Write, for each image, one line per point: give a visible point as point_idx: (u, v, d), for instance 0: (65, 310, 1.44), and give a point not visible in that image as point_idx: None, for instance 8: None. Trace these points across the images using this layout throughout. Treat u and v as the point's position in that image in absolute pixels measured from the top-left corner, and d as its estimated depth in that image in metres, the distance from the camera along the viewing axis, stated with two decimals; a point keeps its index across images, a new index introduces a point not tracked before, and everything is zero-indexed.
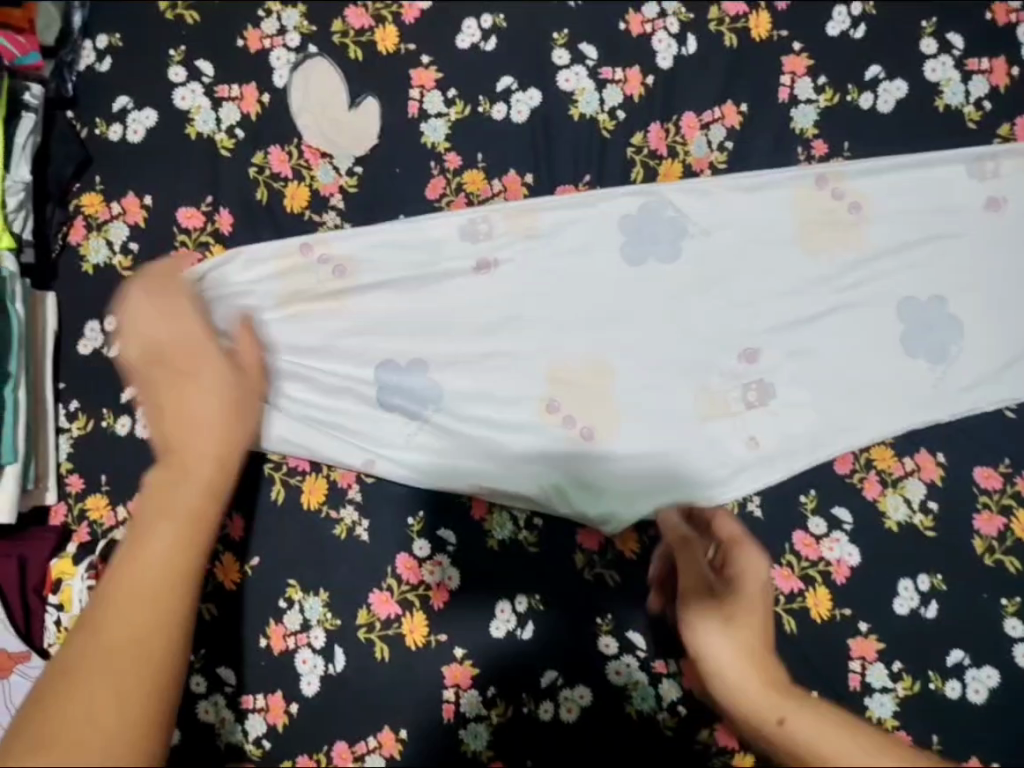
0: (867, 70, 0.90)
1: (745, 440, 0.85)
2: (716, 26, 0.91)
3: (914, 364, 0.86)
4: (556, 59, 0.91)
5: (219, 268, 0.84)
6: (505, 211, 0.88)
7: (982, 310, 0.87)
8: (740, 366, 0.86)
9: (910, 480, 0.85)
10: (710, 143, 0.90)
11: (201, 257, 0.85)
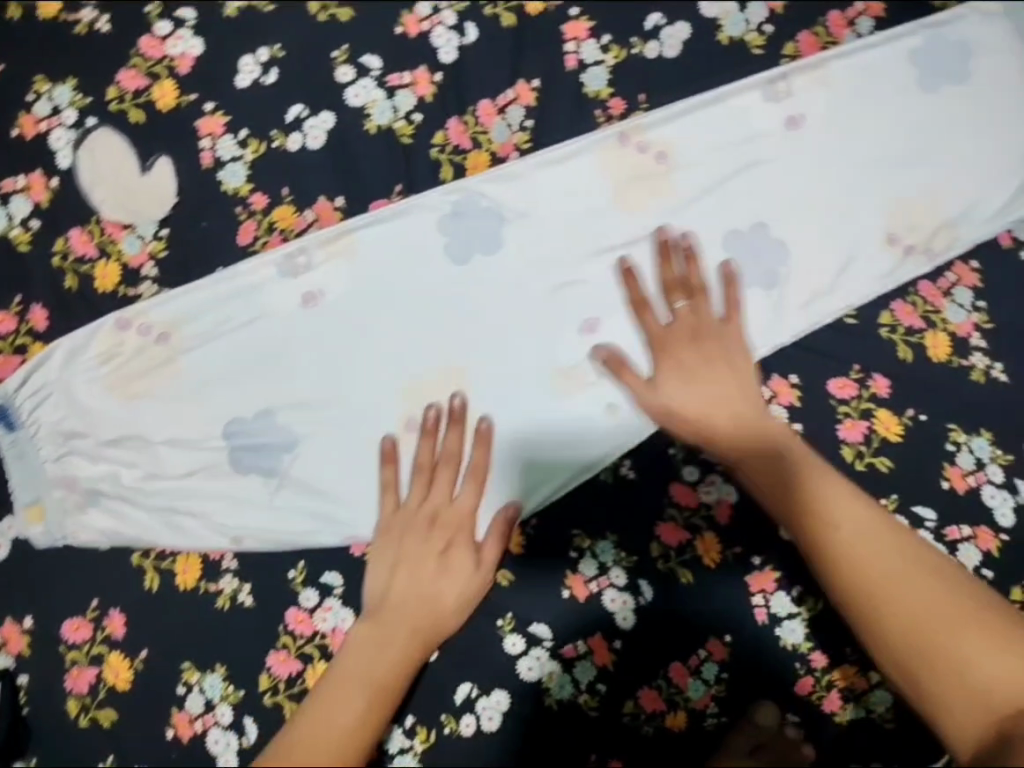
0: (647, 21, 0.90)
1: (603, 409, 0.85)
2: (491, 9, 0.90)
3: (751, 295, 0.86)
4: (340, 77, 0.88)
5: (40, 368, 0.83)
6: (319, 241, 0.86)
7: (805, 229, 0.88)
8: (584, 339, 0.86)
9: (770, 408, 0.85)
10: (510, 126, 0.88)
11: (21, 360, 0.84)
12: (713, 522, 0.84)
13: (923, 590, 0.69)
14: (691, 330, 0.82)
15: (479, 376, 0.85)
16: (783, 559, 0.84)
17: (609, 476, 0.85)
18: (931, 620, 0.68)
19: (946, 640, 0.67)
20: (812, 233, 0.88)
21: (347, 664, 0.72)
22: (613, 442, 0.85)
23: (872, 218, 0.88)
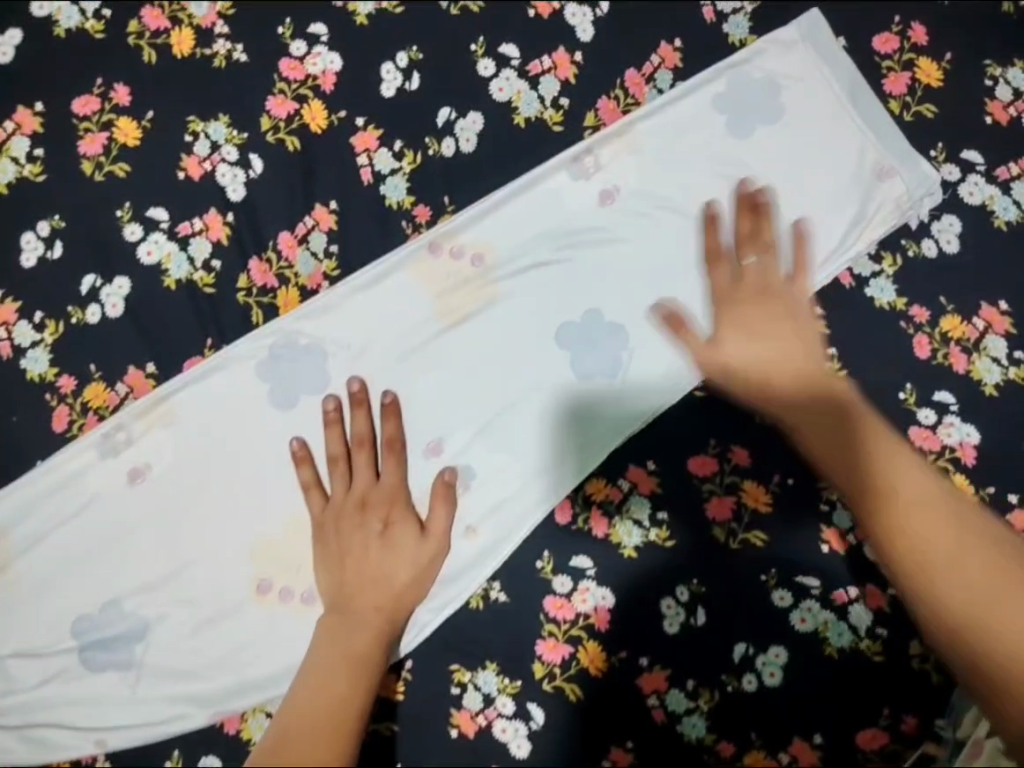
0: (437, 117, 0.85)
1: (461, 532, 0.81)
2: (273, 135, 0.85)
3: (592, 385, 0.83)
4: (128, 237, 0.84)
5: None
6: (136, 415, 0.81)
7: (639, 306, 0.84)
8: (428, 463, 0.82)
9: (632, 500, 0.82)
10: (315, 254, 0.84)
11: None
12: (593, 630, 0.80)
13: (916, 482, 0.68)
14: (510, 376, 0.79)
15: None
16: (674, 656, 0.80)
17: (481, 605, 0.80)
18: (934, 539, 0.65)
19: (938, 551, 0.64)
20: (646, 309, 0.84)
21: (301, 689, 0.68)
22: (475, 567, 0.80)
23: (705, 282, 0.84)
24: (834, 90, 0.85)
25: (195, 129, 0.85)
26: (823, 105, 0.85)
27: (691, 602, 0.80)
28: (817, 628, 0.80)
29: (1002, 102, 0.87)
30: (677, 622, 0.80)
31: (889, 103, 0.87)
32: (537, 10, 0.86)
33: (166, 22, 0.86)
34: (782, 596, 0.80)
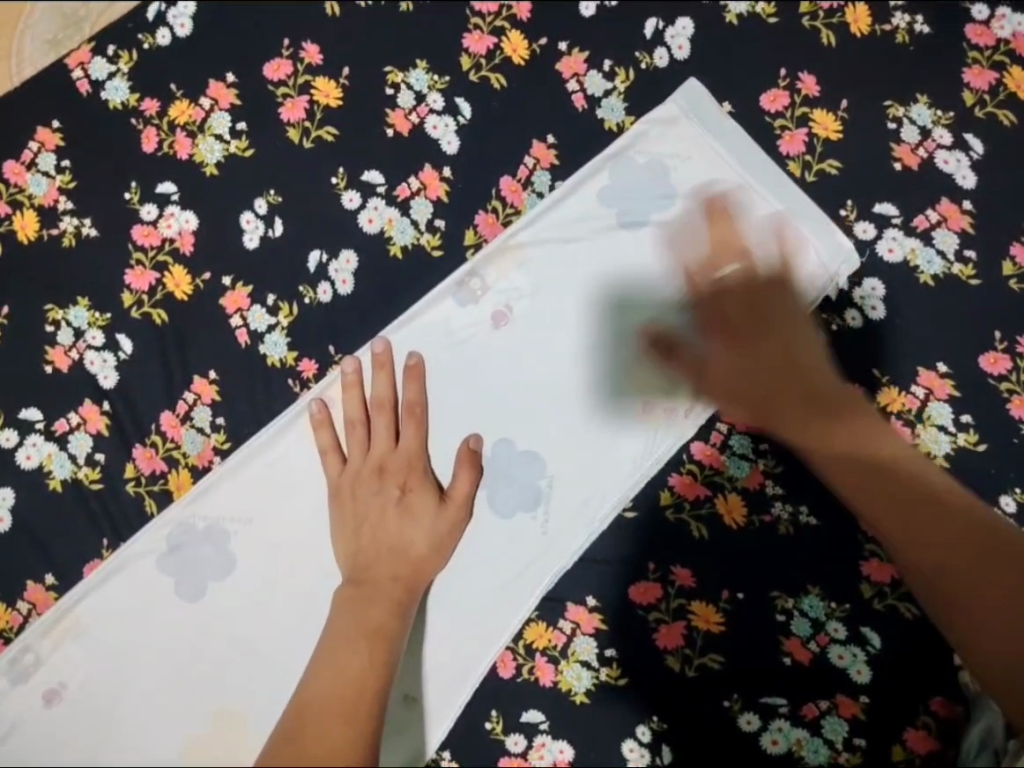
0: (308, 261, 0.81)
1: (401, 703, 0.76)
2: (137, 310, 0.80)
3: (516, 522, 0.77)
4: (4, 443, 0.79)
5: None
6: (40, 633, 0.76)
7: (553, 429, 0.78)
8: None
9: (577, 642, 0.76)
10: (201, 431, 0.79)
11: None
12: None
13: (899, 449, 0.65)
14: (376, 467, 0.75)
15: (261, 716, 0.77)
16: None
17: None
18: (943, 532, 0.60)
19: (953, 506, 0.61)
20: (562, 432, 0.78)
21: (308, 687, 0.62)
22: (419, 741, 0.75)
23: (621, 394, 0.78)
24: (730, 161, 0.79)
25: (55, 318, 0.80)
26: (720, 179, 0.79)
27: (654, 741, 0.75)
28: (791, 748, 0.75)
29: (911, 143, 0.80)
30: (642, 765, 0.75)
31: (789, 163, 0.80)
32: (394, 128, 0.82)
33: (5, 206, 0.81)
34: (749, 719, 0.75)
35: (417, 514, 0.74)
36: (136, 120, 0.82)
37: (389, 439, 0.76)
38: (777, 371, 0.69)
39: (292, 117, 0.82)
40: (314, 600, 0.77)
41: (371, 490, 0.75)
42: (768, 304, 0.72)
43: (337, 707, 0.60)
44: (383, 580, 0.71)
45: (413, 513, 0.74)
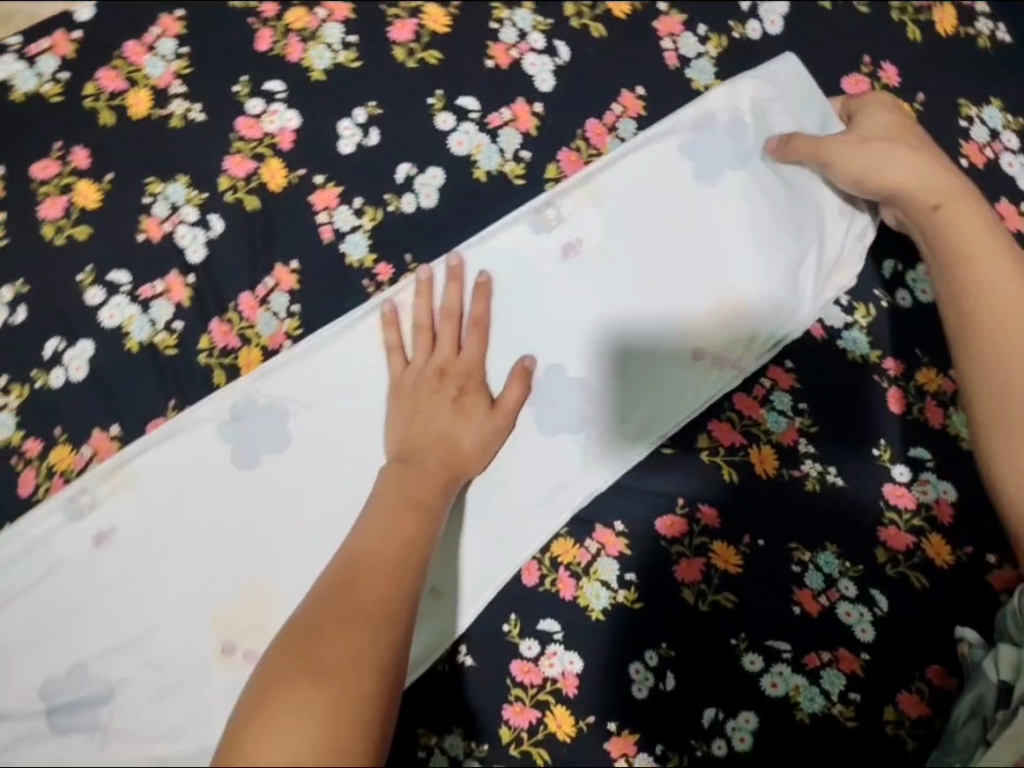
0: (397, 172, 0.85)
1: (427, 596, 0.79)
2: (231, 194, 0.85)
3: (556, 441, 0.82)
4: (89, 301, 0.84)
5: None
6: (100, 479, 0.81)
7: (598, 362, 0.82)
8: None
9: (600, 562, 0.80)
10: (276, 315, 0.83)
11: None
12: (561, 694, 0.78)
13: None
14: (437, 370, 0.79)
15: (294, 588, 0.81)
16: (640, 719, 0.78)
17: (445, 668, 0.79)
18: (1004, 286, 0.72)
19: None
20: (605, 367, 0.82)
21: (332, 587, 0.62)
22: (437, 632, 0.78)
23: (661, 344, 0.82)
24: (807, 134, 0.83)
25: (154, 190, 0.85)
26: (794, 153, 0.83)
27: (659, 666, 0.79)
28: (789, 693, 0.78)
29: (980, 143, 0.84)
30: (645, 687, 0.78)
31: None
32: (495, 60, 0.87)
33: (123, 84, 0.87)
34: (753, 660, 0.79)
35: (467, 416, 0.78)
36: (254, 22, 0.88)
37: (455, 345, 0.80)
38: (998, 263, 0.73)
39: (400, 37, 0.87)
40: (360, 486, 0.82)
41: (428, 388, 0.78)
42: (985, 238, 0.75)
43: (369, 628, 0.60)
44: (430, 465, 0.75)
45: (466, 413, 0.77)
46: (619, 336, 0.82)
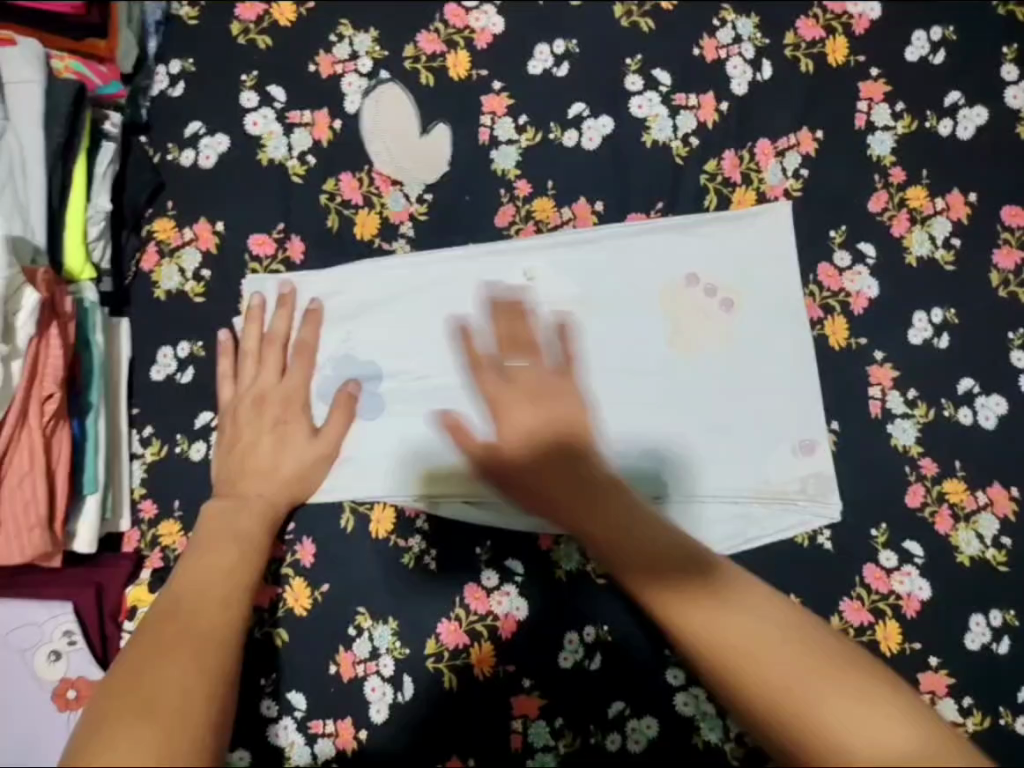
0: (946, 97, 0.89)
1: (796, 447, 0.83)
2: (792, 52, 0.89)
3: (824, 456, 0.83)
4: (629, 85, 0.89)
5: (274, 305, 0.85)
6: (578, 239, 0.86)
7: (779, 457, 0.83)
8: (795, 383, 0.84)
9: (983, 514, 0.84)
10: (784, 170, 0.88)
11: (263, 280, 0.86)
12: (900, 611, 0.82)
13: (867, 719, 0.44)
14: (560, 402, 0.78)
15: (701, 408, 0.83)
16: (964, 668, 0.81)
17: (805, 543, 0.83)
18: (693, 558, 0.53)
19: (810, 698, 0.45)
20: (781, 461, 0.83)
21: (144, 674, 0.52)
22: (791, 510, 0.83)
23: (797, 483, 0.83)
24: (288, 384, 0.82)
25: (726, 17, 0.90)
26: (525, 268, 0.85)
27: (1000, 630, 0.82)
28: None
29: None
30: (979, 641, 0.81)
31: None
32: None
33: None
34: None
35: (288, 442, 0.80)
36: None
37: (944, 269, 0.87)
38: None
39: None
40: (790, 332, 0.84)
41: (247, 415, 0.80)
42: None
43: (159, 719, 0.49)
44: (251, 495, 0.76)
45: (287, 438, 0.80)
46: (783, 458, 0.83)
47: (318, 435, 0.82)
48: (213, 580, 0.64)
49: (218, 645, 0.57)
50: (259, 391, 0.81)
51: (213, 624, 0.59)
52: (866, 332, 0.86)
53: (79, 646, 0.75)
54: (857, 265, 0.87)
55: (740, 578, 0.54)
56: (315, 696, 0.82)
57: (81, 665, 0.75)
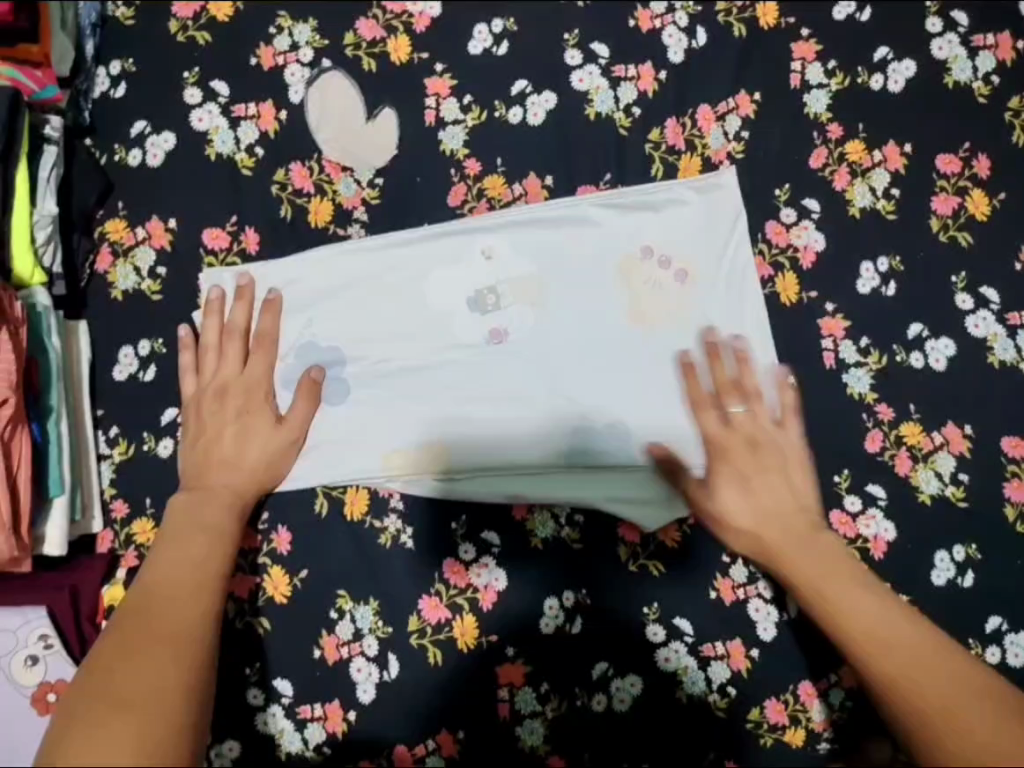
0: (875, 52, 0.92)
1: None
2: (725, 17, 0.92)
3: None
4: (569, 60, 0.90)
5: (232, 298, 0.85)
6: (528, 212, 0.87)
7: None
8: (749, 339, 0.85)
9: (940, 453, 0.86)
10: (726, 134, 0.90)
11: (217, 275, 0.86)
12: (868, 553, 0.84)
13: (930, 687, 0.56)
14: (748, 439, 0.78)
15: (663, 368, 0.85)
16: (934, 603, 0.83)
17: None
18: (889, 621, 0.61)
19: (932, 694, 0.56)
20: None
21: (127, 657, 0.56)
22: None
23: None
24: (248, 374, 0.82)
25: None
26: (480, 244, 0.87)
27: (963, 563, 0.84)
28: None
29: None
30: (945, 576, 0.84)
31: None
32: None
33: None
34: None
35: (251, 431, 0.80)
36: None
37: (887, 220, 0.90)
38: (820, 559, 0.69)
39: None
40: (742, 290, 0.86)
41: (209, 409, 0.80)
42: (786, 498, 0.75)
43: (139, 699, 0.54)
44: (218, 487, 0.77)
45: (251, 431, 0.80)
46: None
47: (282, 423, 0.82)
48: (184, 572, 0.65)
49: (193, 638, 0.60)
50: (221, 384, 0.81)
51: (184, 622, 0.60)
52: (816, 284, 0.89)
53: (56, 649, 0.75)
54: (803, 220, 0.89)
55: (856, 612, 0.62)
56: (303, 681, 0.83)
57: (58, 668, 0.74)
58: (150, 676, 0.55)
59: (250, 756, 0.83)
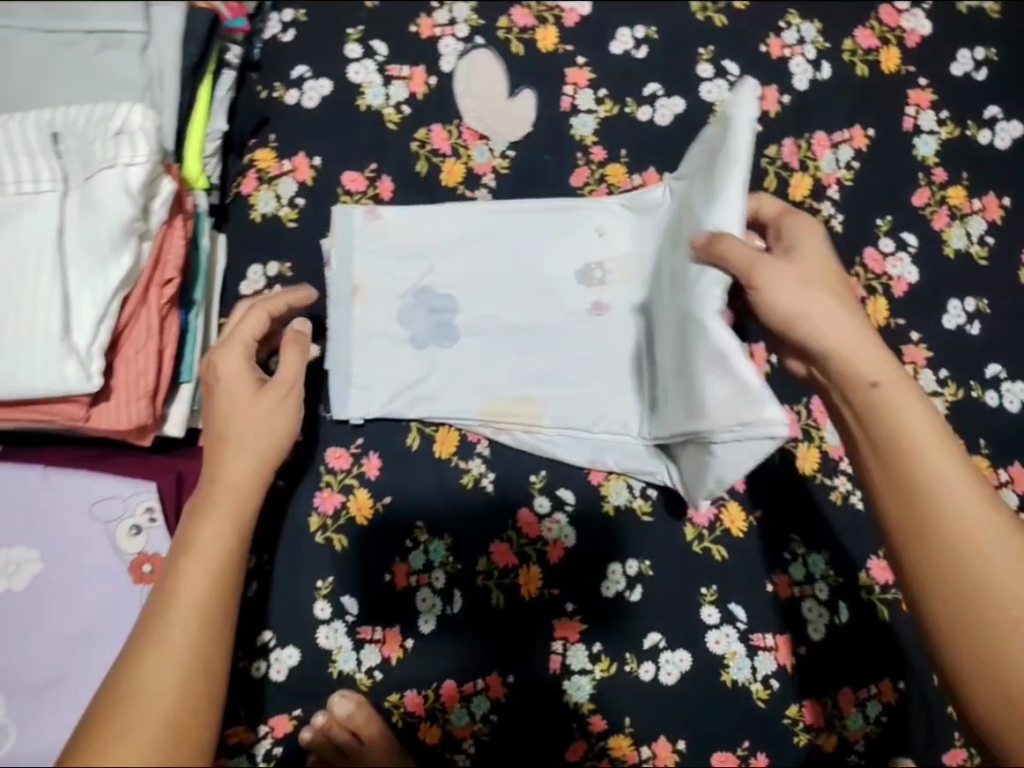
0: (986, 110, 0.98)
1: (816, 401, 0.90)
2: (850, 56, 0.98)
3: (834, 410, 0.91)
4: (700, 72, 0.97)
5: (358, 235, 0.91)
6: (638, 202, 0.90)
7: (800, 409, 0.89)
8: None
9: (1005, 491, 0.89)
10: (838, 161, 0.97)
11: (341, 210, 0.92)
12: None
13: None
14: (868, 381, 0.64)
15: None
16: None
17: (839, 500, 0.90)
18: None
19: None
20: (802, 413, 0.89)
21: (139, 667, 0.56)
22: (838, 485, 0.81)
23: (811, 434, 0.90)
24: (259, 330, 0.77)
25: (791, 21, 0.99)
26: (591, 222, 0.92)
27: None
28: None
29: None
30: None
31: None
32: None
33: None
34: None
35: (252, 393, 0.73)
36: None
37: (979, 264, 0.95)
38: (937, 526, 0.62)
39: None
40: None
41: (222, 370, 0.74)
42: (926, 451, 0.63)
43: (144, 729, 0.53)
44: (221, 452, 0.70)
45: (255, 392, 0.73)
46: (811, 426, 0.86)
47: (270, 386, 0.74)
48: (199, 576, 0.62)
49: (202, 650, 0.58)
50: (247, 338, 0.76)
51: (191, 622, 0.59)
52: (903, 312, 0.94)
53: (158, 524, 0.80)
54: (899, 252, 0.95)
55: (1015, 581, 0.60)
56: (369, 602, 0.87)
57: (156, 543, 0.79)
58: (152, 708, 0.54)
59: (308, 666, 0.86)
